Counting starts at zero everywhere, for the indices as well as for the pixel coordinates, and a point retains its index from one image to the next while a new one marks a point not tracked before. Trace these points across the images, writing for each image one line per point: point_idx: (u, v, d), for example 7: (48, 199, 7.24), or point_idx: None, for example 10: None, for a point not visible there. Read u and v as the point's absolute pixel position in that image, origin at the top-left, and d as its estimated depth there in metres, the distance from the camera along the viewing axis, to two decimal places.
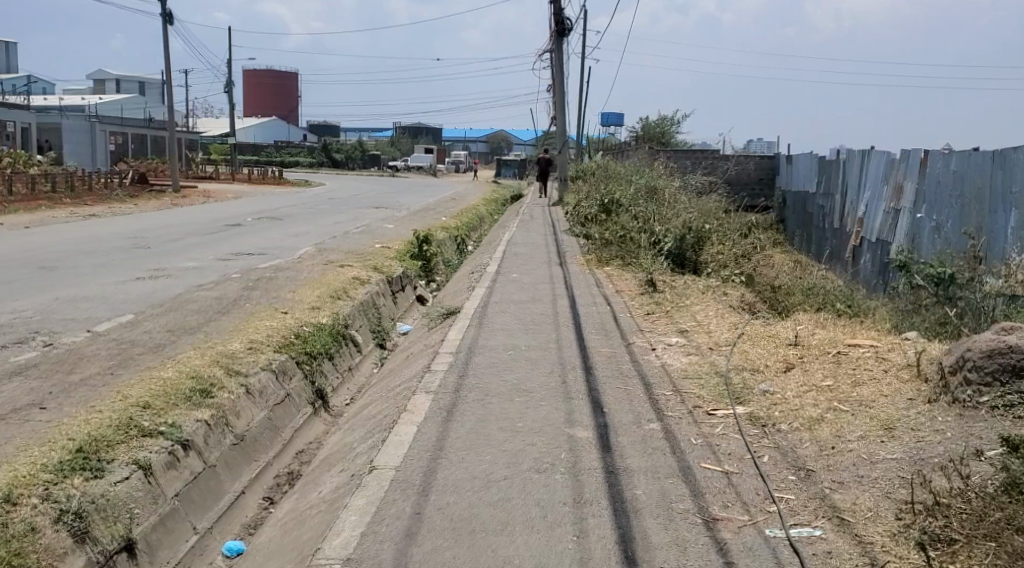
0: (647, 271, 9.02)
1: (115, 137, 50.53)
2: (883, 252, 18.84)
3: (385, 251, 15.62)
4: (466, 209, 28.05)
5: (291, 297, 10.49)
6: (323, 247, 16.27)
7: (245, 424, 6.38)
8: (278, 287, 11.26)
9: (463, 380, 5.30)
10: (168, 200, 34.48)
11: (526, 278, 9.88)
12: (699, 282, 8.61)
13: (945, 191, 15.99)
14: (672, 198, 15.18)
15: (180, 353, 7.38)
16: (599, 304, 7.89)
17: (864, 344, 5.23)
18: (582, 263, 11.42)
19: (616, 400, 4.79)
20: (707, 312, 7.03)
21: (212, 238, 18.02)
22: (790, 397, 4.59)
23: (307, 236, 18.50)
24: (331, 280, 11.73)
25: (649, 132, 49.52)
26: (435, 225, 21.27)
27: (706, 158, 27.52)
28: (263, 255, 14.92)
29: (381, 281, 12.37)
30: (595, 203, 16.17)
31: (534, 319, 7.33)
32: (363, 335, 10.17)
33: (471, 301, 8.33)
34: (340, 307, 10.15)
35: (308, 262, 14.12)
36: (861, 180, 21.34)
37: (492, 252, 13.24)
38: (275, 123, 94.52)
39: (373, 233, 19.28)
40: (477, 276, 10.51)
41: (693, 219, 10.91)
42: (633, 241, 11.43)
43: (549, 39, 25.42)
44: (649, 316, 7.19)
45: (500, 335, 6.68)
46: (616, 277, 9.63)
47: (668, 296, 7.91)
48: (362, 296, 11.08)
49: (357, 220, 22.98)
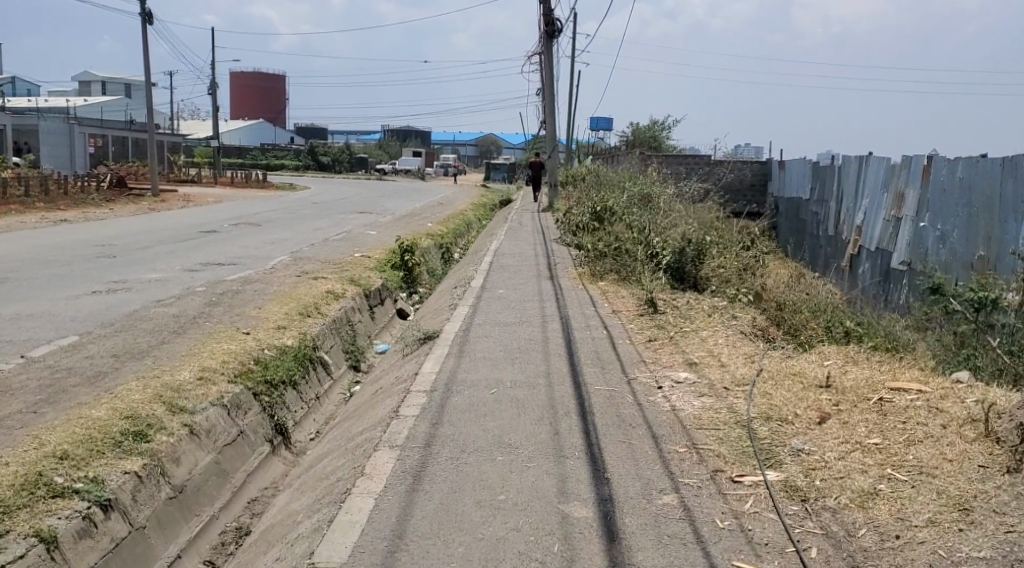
0: (647, 289, 8.19)
1: (95, 139, 49.30)
2: (884, 262, 18.14)
3: (365, 261, 14.77)
4: (453, 215, 27.20)
5: (256, 315, 9.62)
6: (300, 256, 15.39)
7: (186, 472, 5.52)
8: (245, 302, 10.40)
9: (436, 431, 4.46)
10: (146, 204, 33.40)
11: (514, 295, 9.06)
12: (704, 302, 7.78)
13: (950, 200, 15.27)
14: (668, 206, 14.36)
15: (120, 385, 6.49)
16: (593, 328, 7.08)
17: (910, 390, 4.43)
18: (573, 277, 10.60)
19: (619, 460, 3.97)
20: (716, 340, 6.23)
21: (184, 247, 17.07)
22: (831, 459, 3.78)
23: (284, 244, 17.62)
24: (302, 295, 10.86)
25: (639, 136, 48.84)
26: (419, 232, 20.40)
27: (699, 164, 26.80)
28: (235, 266, 14.03)
29: (357, 294, 11.52)
30: (587, 211, 15.37)
31: (520, 346, 6.49)
32: (334, 357, 9.31)
33: (452, 323, 7.48)
34: (308, 327, 9.29)
35: (281, 273, 13.22)
36: (859, 186, 20.64)
37: (478, 263, 12.40)
38: (261, 126, 93.34)
39: (354, 241, 18.41)
40: (460, 291, 9.68)
41: (693, 231, 10.11)
42: (628, 253, 10.62)
43: (538, 40, 24.59)
44: (651, 344, 6.39)
45: (483, 367, 5.85)
46: (612, 294, 8.80)
47: (672, 319, 7.08)
48: (335, 313, 10.24)
49: (338, 227, 22.07)
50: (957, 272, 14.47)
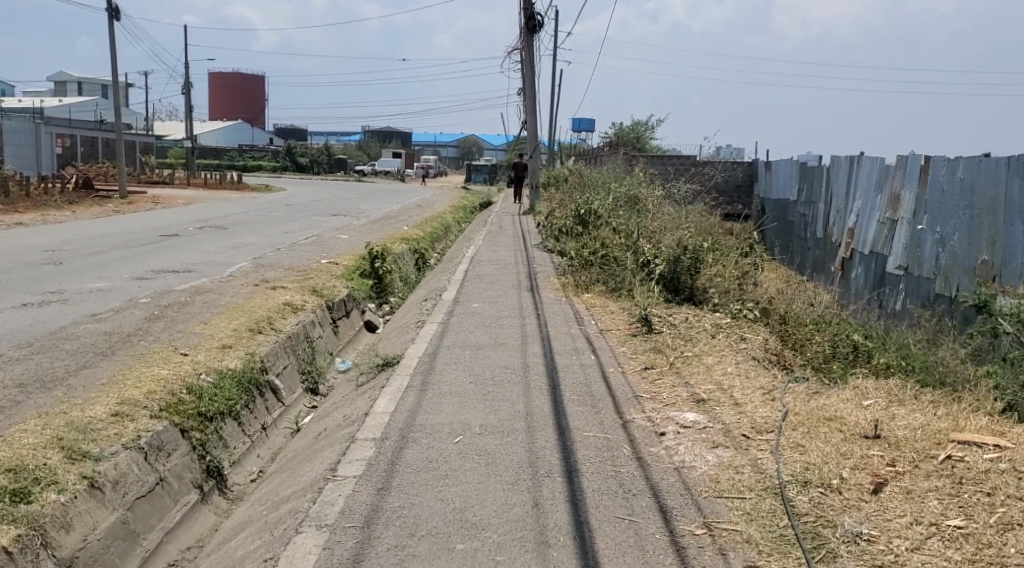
0: (640, 305, 7.23)
1: (63, 139, 47.66)
2: (879, 267, 17.31)
3: (332, 268, 13.72)
4: (431, 217, 26.19)
5: (200, 332, 8.57)
6: (262, 263, 14.33)
7: (80, 539, 4.46)
8: (190, 316, 9.33)
9: (380, 502, 3.45)
10: (112, 206, 32.02)
11: (489, 310, 8.07)
12: (705, 318, 6.83)
13: (950, 202, 14.43)
14: (657, 209, 13.43)
15: (14, 426, 5.42)
16: (579, 352, 6.10)
17: (984, 446, 3.49)
18: (556, 288, 9.63)
19: (618, 550, 2.99)
20: (724, 369, 5.27)
21: (141, 252, 15.94)
22: (902, 551, 2.82)
23: (248, 250, 16.53)
24: (256, 308, 9.81)
25: (623, 137, 47.92)
26: (393, 236, 19.38)
27: (685, 164, 25.94)
28: (189, 274, 12.96)
29: (319, 307, 10.49)
30: (570, 214, 14.43)
31: (494, 376, 5.49)
32: (288, 381, 8.29)
33: (416, 345, 6.48)
34: (257, 346, 8.25)
35: (238, 282, 12.15)
36: (850, 188, 19.83)
37: (452, 271, 11.41)
38: (239, 127, 91.75)
39: (323, 246, 17.35)
40: (430, 305, 8.68)
41: (689, 236, 9.19)
42: (616, 261, 9.66)
43: (518, 36, 23.59)
44: (648, 372, 5.42)
45: (448, 405, 4.85)
46: (600, 309, 7.84)
47: (671, 341, 6.11)
48: (291, 329, 9.20)
49: (309, 230, 20.99)
50: (957, 279, 13.61)
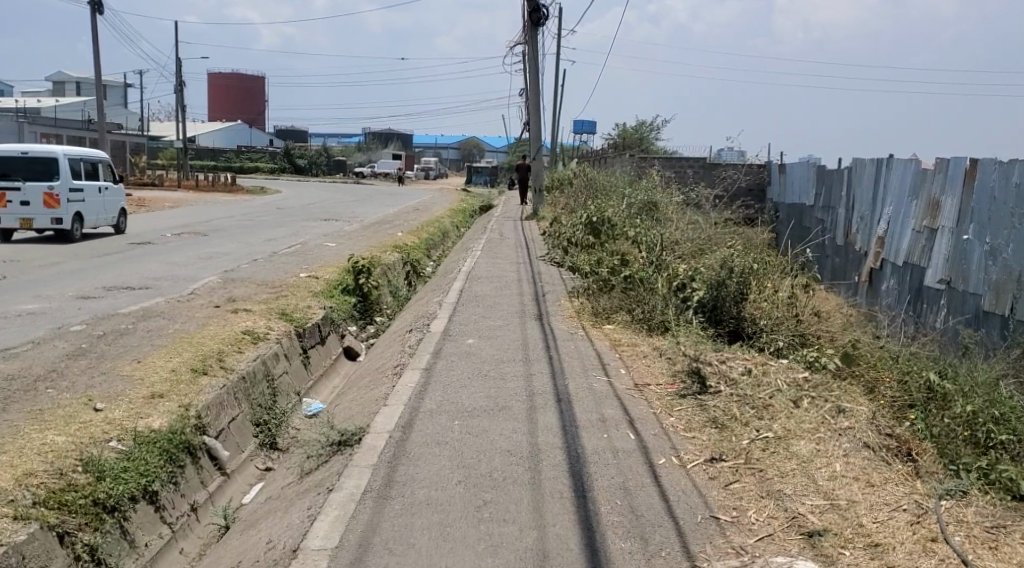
0: (688, 354, 5.56)
1: (48, 139, 45.76)
2: (914, 279, 15.22)
3: (308, 284, 12.04)
4: (428, 222, 24.52)
5: (129, 374, 6.89)
6: (232, 277, 12.67)
7: None
8: (122, 351, 7.64)
9: None
10: None
11: (488, 351, 6.38)
12: (773, 375, 5.13)
13: (1003, 212, 12.20)
14: (680, 219, 11.78)
15: None
16: (611, 425, 4.43)
17: None
18: (571, 315, 7.95)
19: None
20: (834, 470, 3.66)
21: (100, 263, 14.26)
22: None
23: (221, 261, 14.85)
24: (208, 339, 8.13)
25: (627, 139, 46.15)
26: (385, 244, 17.71)
27: (699, 166, 24.25)
28: (145, 292, 11.27)
29: (285, 335, 8.80)
30: (580, 223, 12.75)
31: (493, 469, 3.82)
32: (237, 437, 6.64)
33: (389, 410, 4.80)
34: (199, 393, 6.59)
35: (197, 302, 10.46)
36: (878, 193, 17.94)
37: (445, 291, 9.74)
38: (238, 128, 90.13)
39: (306, 257, 15.68)
40: (415, 339, 7.01)
41: (734, 255, 7.52)
42: (642, 284, 7.97)
43: (522, 28, 21.90)
44: (718, 468, 3.78)
45: (424, 533, 3.19)
46: (630, 353, 6.16)
47: (741, 415, 4.44)
48: (247, 368, 7.52)
49: (292, 238, 19.29)
50: (1009, 297, 11.38)
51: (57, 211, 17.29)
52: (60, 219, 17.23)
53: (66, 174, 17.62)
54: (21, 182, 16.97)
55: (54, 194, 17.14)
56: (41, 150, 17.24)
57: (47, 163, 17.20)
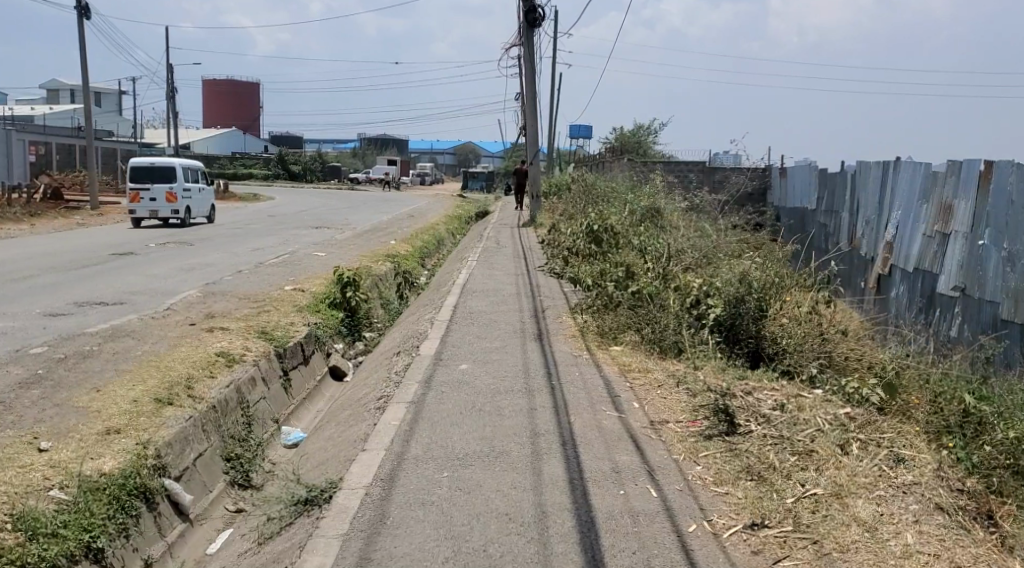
0: (711, 388, 4.89)
1: (36, 147, 44.93)
2: (926, 284, 14.18)
3: (293, 297, 11.38)
4: (423, 229, 23.89)
5: (84, 405, 6.19)
6: (212, 290, 12.00)
7: None
8: (81, 377, 6.94)
9: None
10: (79, 218, 29.51)
11: (483, 377, 5.72)
12: (811, 412, 4.47)
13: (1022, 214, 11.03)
14: (686, 228, 11.13)
15: None
16: (629, 477, 3.75)
17: None
18: (574, 334, 7.29)
19: None
20: (907, 543, 3.00)
21: (75, 276, 13.59)
22: None
23: (204, 272, 14.17)
24: (178, 361, 7.45)
25: (625, 143, 45.57)
26: (376, 253, 17.05)
27: (699, 171, 23.58)
28: (118, 307, 10.59)
29: (263, 357, 8.13)
30: (582, 232, 12.10)
31: (490, 542, 3.14)
32: (203, 476, 5.96)
33: (367, 457, 4.13)
34: (162, 428, 5.91)
35: (172, 319, 9.78)
36: (885, 196, 16.99)
37: (438, 306, 9.07)
38: (233, 135, 89.50)
39: (293, 267, 15.00)
40: (403, 364, 6.34)
41: (754, 268, 6.89)
42: (652, 300, 7.32)
43: (517, 30, 21.25)
44: (763, 538, 3.12)
45: None
46: (641, 381, 5.49)
47: (781, 465, 3.76)
48: (218, 396, 6.82)
49: (281, 247, 18.60)
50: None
51: (176, 204, 24.95)
52: (179, 210, 24.76)
53: (180, 180, 25.36)
54: (150, 184, 24.47)
55: (172, 192, 24.60)
56: (160, 162, 24.52)
57: (166, 172, 24.75)
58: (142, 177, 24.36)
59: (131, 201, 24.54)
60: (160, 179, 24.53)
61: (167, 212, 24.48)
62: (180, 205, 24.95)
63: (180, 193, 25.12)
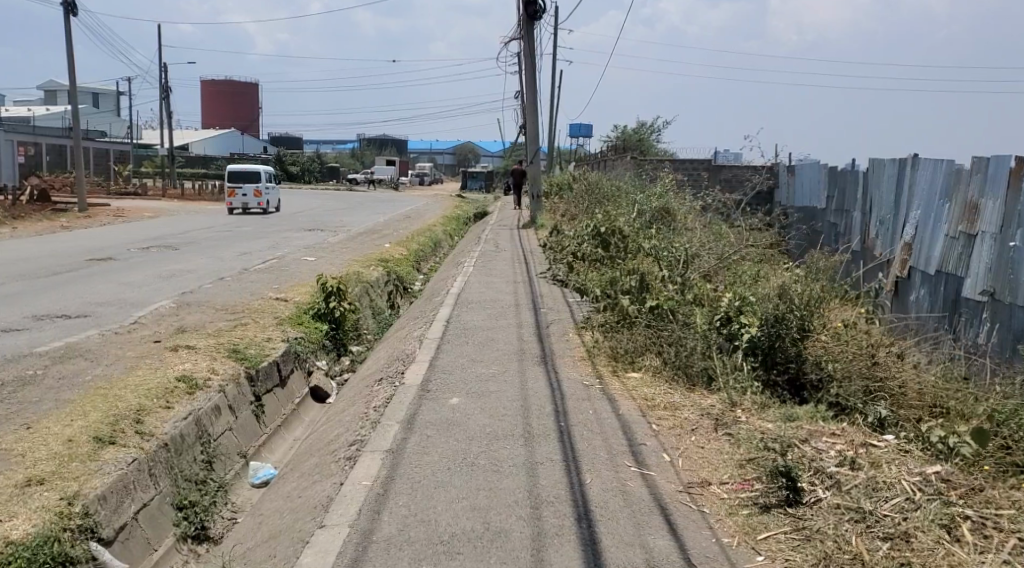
0: (766, 439, 3.98)
1: (26, 148, 44.09)
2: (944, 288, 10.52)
3: (273, 308, 10.43)
4: (420, 231, 22.96)
5: (5, 448, 5.24)
6: (187, 301, 11.09)
7: None
8: (15, 409, 6.01)
9: None
10: (65, 221, 28.71)
11: (479, 414, 4.79)
12: (899, 471, 3.55)
13: None
14: (701, 231, 10.16)
15: None
16: None
17: None
18: (583, 358, 6.34)
19: None
20: None
21: (46, 284, 12.76)
22: None
23: (184, 279, 13.30)
24: (131, 388, 6.50)
25: (628, 141, 44.61)
26: (369, 257, 16.12)
27: (706, 171, 22.48)
28: (83, 320, 9.71)
29: (232, 380, 7.18)
30: (587, 236, 11.12)
31: None
32: (144, 533, 5.02)
33: (322, 540, 3.20)
34: (97, 476, 4.95)
35: (136, 335, 8.85)
36: (900, 194, 14.79)
37: (428, 321, 8.08)
38: (232, 135, 88.77)
39: (280, 274, 14.09)
40: (385, 395, 5.39)
41: (794, 280, 5.93)
42: (675, 316, 6.39)
43: (516, 24, 20.27)
44: None
45: None
46: (670, 422, 4.54)
47: (878, 559, 2.84)
48: (172, 432, 5.87)
49: (267, 252, 17.69)
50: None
51: (262, 199, 31.74)
52: (265, 203, 31.30)
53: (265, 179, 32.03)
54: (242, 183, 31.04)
55: (259, 190, 31.13)
56: (250, 166, 30.88)
57: (252, 173, 31.09)
58: (236, 178, 30.89)
59: (229, 197, 31.20)
60: (248, 180, 30.91)
61: (256, 206, 31.30)
62: (264, 199, 31.61)
63: (265, 190, 31.72)
